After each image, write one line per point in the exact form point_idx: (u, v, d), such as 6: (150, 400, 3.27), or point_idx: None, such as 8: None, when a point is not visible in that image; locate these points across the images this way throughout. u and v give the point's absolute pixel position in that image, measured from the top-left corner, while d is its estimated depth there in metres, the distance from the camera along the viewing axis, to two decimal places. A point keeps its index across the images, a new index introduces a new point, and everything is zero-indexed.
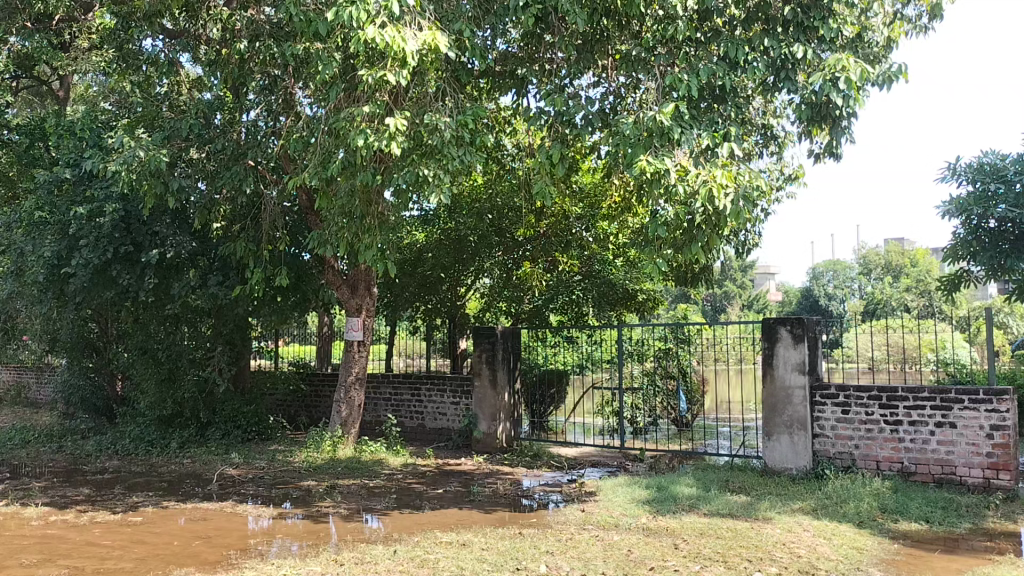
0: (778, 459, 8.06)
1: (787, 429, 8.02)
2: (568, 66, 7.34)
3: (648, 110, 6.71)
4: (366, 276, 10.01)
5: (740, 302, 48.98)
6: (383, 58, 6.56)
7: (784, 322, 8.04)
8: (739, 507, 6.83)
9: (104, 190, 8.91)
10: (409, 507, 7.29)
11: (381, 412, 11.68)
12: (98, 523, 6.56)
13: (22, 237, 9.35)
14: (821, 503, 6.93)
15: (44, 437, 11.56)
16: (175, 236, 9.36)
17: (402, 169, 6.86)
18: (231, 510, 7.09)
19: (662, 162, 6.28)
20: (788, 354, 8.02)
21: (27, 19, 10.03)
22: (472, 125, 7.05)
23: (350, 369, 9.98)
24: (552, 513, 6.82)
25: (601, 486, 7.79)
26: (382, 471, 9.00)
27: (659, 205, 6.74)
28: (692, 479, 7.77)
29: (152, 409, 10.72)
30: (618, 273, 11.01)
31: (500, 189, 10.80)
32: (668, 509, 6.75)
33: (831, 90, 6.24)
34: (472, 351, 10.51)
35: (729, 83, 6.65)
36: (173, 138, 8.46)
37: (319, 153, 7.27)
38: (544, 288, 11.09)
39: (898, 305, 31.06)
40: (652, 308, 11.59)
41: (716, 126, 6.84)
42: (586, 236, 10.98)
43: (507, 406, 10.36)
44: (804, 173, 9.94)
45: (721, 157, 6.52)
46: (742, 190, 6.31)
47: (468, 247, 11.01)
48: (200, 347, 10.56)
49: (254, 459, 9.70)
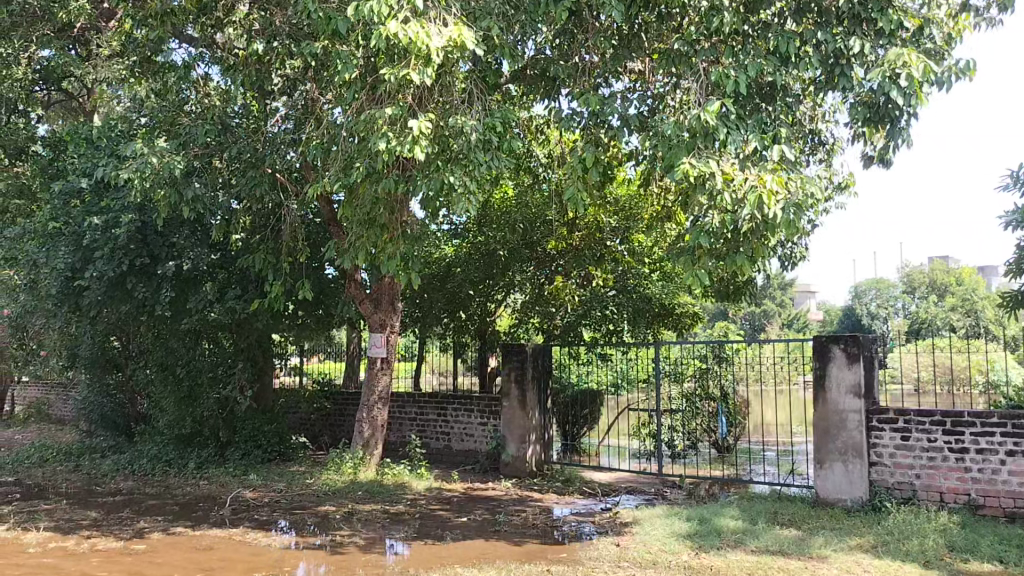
0: (831, 489, 7.41)
1: (841, 457, 7.38)
2: (602, 64, 6.86)
3: (690, 111, 6.20)
4: (390, 290, 9.50)
5: (780, 321, 47.89)
6: (405, 55, 6.09)
7: (838, 340, 7.44)
8: (791, 543, 6.22)
9: (120, 200, 8.63)
10: (430, 537, 6.77)
11: (406, 432, 11.24)
12: (98, 552, 6.14)
13: (36, 248, 9.08)
14: (880, 540, 6.28)
15: (62, 455, 11.26)
16: (193, 248, 9.02)
17: (427, 177, 6.32)
18: (241, 539, 6.64)
19: (707, 165, 5.75)
20: (842, 375, 7.41)
21: (47, 27, 10.01)
22: (501, 128, 6.54)
23: (373, 388, 9.54)
24: (584, 548, 6.26)
25: (637, 516, 7.21)
26: (405, 496, 8.50)
27: (700, 212, 6.21)
28: (737, 511, 7.16)
29: (171, 427, 10.43)
30: (654, 287, 10.42)
31: (533, 202, 10.33)
32: (713, 545, 6.16)
33: (892, 87, 5.62)
34: (500, 369, 9.95)
35: (780, 80, 6.08)
36: (190, 145, 8.12)
37: (340, 158, 6.84)
38: (578, 303, 10.53)
39: (944, 324, 29.97)
40: (692, 326, 10.84)
41: (765, 126, 6.29)
42: (621, 249, 10.51)
43: (537, 428, 9.83)
44: (855, 181, 9.30)
45: (771, 160, 5.95)
46: (794, 198, 5.70)
47: (498, 261, 10.56)
48: (220, 363, 10.22)
49: (273, 481, 9.27)
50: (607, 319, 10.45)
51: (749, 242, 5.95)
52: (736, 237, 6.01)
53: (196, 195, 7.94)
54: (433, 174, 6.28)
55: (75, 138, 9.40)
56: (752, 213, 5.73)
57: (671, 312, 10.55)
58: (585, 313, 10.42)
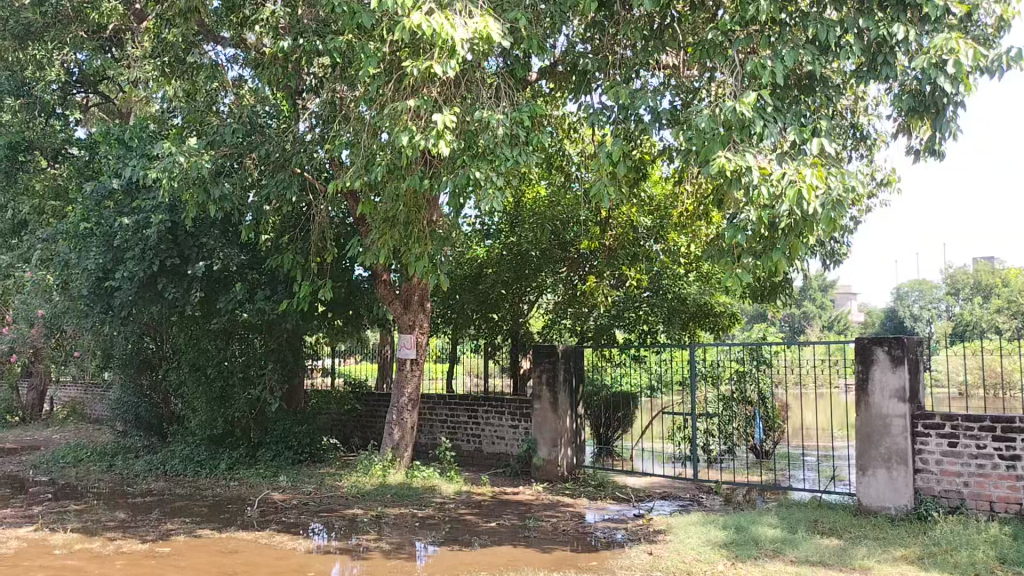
0: (874, 496, 7.14)
1: (884, 463, 7.10)
2: (633, 57, 6.65)
3: (724, 103, 5.99)
4: (421, 290, 9.39)
5: (819, 323, 47.04)
6: (431, 48, 5.97)
7: (881, 342, 7.16)
8: (832, 553, 5.96)
9: (151, 201, 8.61)
10: (458, 543, 6.61)
11: (437, 434, 11.11)
12: (123, 554, 6.08)
13: (68, 248, 9.09)
14: (927, 551, 5.98)
15: (97, 455, 11.31)
16: (224, 248, 9.01)
17: (453, 173, 6.18)
18: (267, 542, 6.55)
19: (743, 160, 5.56)
20: (885, 379, 7.12)
21: (80, 28, 10.18)
22: (529, 123, 6.36)
23: (402, 390, 9.43)
24: (616, 556, 6.08)
25: (670, 524, 6.99)
26: (434, 499, 8.36)
27: (736, 209, 6.00)
28: (776, 519, 6.91)
29: (202, 427, 10.43)
30: (690, 287, 10.17)
31: (562, 202, 10.19)
32: (749, 554, 5.93)
33: (937, 75, 5.37)
34: (532, 371, 9.79)
35: (819, 70, 5.83)
36: (219, 145, 8.07)
37: (362, 155, 6.73)
38: (612, 305, 10.37)
39: (989, 325, 29.16)
40: (728, 327, 10.60)
41: (803, 120, 6.04)
42: (655, 248, 10.14)
43: (569, 431, 9.62)
44: (898, 177, 8.99)
45: (810, 154, 5.71)
46: (833, 193, 5.43)
47: (531, 262, 10.41)
48: (251, 364, 10.18)
49: (302, 483, 9.19)
50: (642, 320, 10.27)
51: (787, 238, 5.72)
52: (773, 233, 5.79)
53: (223, 194, 7.88)
54: (458, 170, 6.14)
55: (107, 138, 9.42)
56: (791, 209, 5.49)
57: (707, 313, 10.30)
58: (619, 314, 10.25)
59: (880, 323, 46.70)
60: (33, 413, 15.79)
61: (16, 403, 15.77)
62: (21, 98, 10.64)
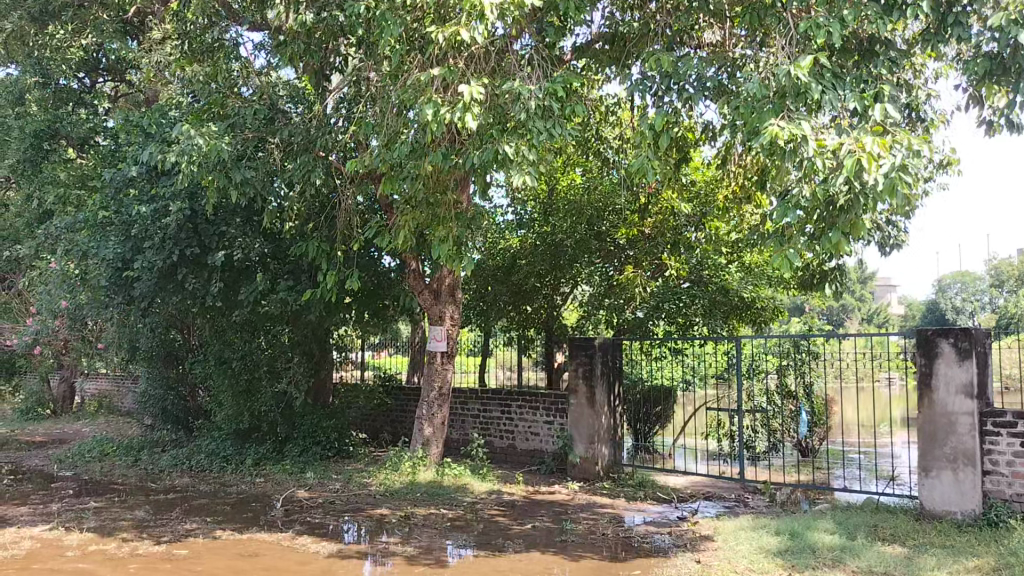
0: (938, 501, 6.61)
1: (949, 464, 6.58)
2: (674, 26, 6.24)
3: (778, 67, 5.50)
4: (450, 281, 9.00)
5: (860, 316, 45.99)
6: (460, 11, 5.57)
7: (947, 333, 6.62)
8: (898, 562, 5.45)
9: (170, 188, 8.31)
10: (489, 547, 6.20)
11: (469, 430, 10.78)
12: (138, 557, 5.76)
13: (87, 239, 8.84)
14: (1004, 561, 5.38)
15: (123, 449, 11.12)
16: (245, 237, 8.78)
17: (481, 148, 5.75)
18: (289, 544, 6.20)
19: (799, 127, 5.07)
20: (951, 373, 6.58)
21: (101, 10, 10.18)
22: (564, 95, 5.90)
23: (431, 383, 9.07)
24: (662, 565, 5.64)
25: (718, 529, 6.52)
26: (465, 499, 7.96)
27: (790, 186, 5.51)
28: (831, 523, 6.43)
29: (228, 421, 10.13)
30: (733, 279, 9.65)
31: (599, 189, 9.81)
32: (807, 563, 5.46)
33: (1017, 31, 4.78)
34: (568, 364, 9.38)
35: (883, 30, 5.23)
36: (241, 128, 7.73)
37: (389, 134, 6.38)
38: (648, 297, 9.68)
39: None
40: (771, 320, 10.09)
41: (866, 83, 5.46)
42: (693, 236, 9.67)
43: (607, 428, 9.18)
44: (959, 159, 8.33)
45: (874, 120, 5.13)
46: (900, 161, 4.80)
47: (565, 253, 9.92)
48: (278, 357, 9.90)
49: (329, 481, 8.85)
50: (681, 312, 9.70)
51: (846, 215, 5.19)
52: (832, 210, 5.27)
53: (245, 179, 7.54)
54: (488, 144, 5.72)
55: (126, 124, 9.17)
56: (849, 181, 4.98)
57: (749, 306, 9.79)
58: (657, 306, 9.67)
59: (922, 316, 45.53)
60: (65, 406, 15.86)
61: (48, 396, 15.78)
62: (41, 80, 10.74)
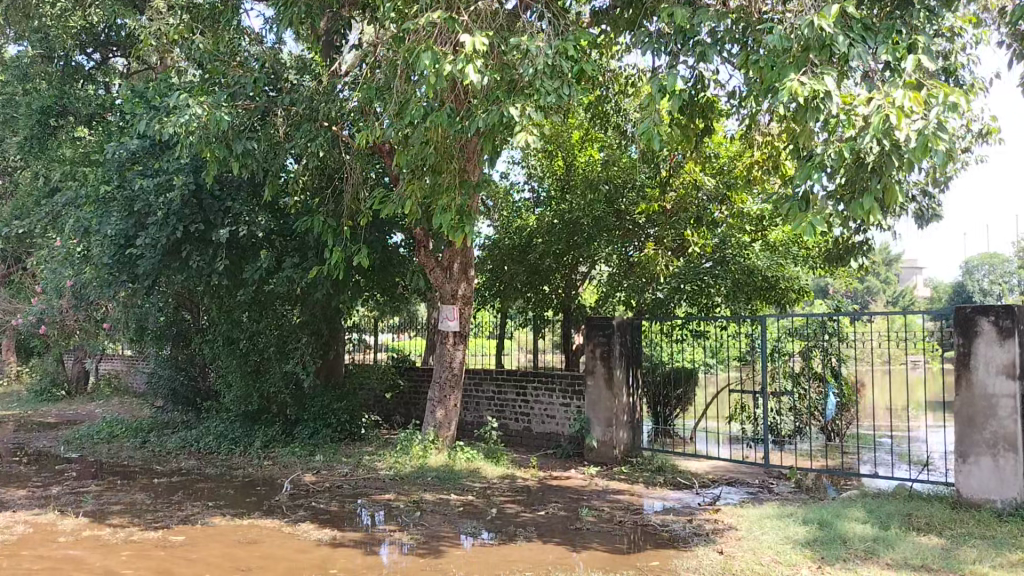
0: (976, 488, 6.21)
1: (989, 450, 6.17)
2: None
3: (802, 18, 5.11)
4: (463, 256, 8.66)
5: (885, 298, 45.22)
6: None
7: (988, 310, 6.24)
8: (937, 554, 5.09)
9: (172, 162, 8.03)
10: (499, 534, 5.90)
11: (483, 412, 10.52)
12: (131, 544, 5.51)
13: (88, 214, 8.58)
14: None
15: (132, 430, 10.94)
16: (249, 213, 8.47)
17: (487, 111, 5.42)
18: (290, 531, 5.92)
19: (822, 83, 4.69)
20: (992, 353, 6.19)
21: None
22: (576, 54, 5.54)
23: (445, 364, 8.77)
24: (681, 556, 5.33)
25: (741, 518, 6.17)
26: (476, 484, 7.67)
27: (817, 148, 5.11)
28: (863, 512, 6.06)
29: (237, 403, 9.88)
30: (756, 258, 9.15)
31: (619, 165, 9.40)
32: (837, 556, 5.10)
33: None
34: (584, 344, 9.04)
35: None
36: (241, 98, 7.42)
37: (393, 100, 6.11)
38: (669, 275, 9.28)
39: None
40: (796, 301, 9.61)
41: (899, 33, 5.07)
42: (716, 211, 9.32)
43: (626, 410, 8.86)
44: (999, 128, 7.83)
45: (906, 74, 4.73)
46: (938, 116, 4.43)
47: (582, 230, 9.52)
48: (287, 337, 9.62)
49: (337, 464, 8.59)
50: (703, 291, 9.18)
51: (877, 177, 4.79)
52: (861, 173, 4.88)
53: (247, 151, 7.24)
54: (494, 107, 5.40)
55: (127, 97, 8.90)
56: (878, 141, 4.57)
57: (773, 286, 9.22)
58: (679, 286, 9.19)
59: (949, 298, 44.63)
60: (79, 387, 15.81)
61: (62, 377, 15.71)
62: (45, 57, 10.57)
